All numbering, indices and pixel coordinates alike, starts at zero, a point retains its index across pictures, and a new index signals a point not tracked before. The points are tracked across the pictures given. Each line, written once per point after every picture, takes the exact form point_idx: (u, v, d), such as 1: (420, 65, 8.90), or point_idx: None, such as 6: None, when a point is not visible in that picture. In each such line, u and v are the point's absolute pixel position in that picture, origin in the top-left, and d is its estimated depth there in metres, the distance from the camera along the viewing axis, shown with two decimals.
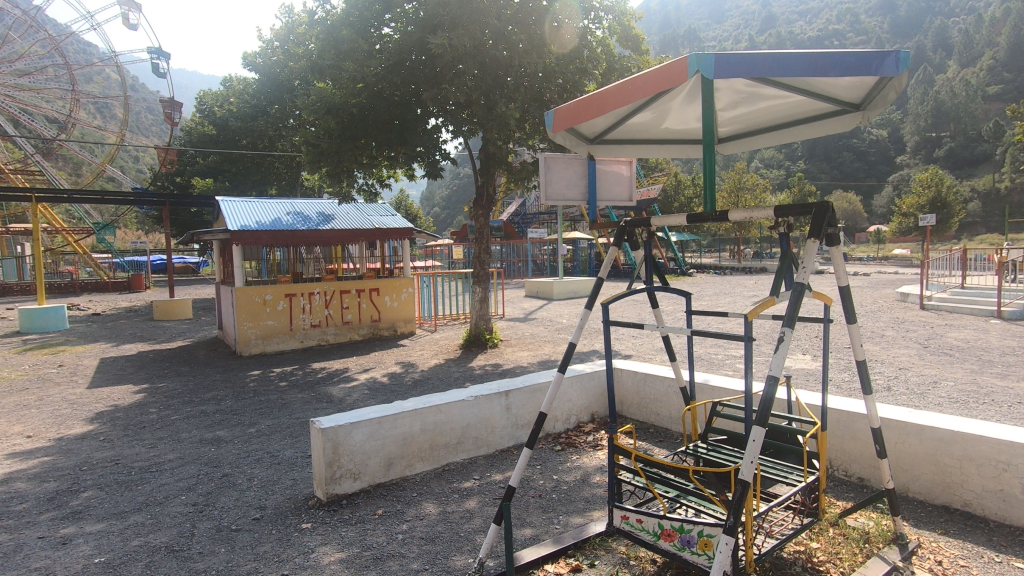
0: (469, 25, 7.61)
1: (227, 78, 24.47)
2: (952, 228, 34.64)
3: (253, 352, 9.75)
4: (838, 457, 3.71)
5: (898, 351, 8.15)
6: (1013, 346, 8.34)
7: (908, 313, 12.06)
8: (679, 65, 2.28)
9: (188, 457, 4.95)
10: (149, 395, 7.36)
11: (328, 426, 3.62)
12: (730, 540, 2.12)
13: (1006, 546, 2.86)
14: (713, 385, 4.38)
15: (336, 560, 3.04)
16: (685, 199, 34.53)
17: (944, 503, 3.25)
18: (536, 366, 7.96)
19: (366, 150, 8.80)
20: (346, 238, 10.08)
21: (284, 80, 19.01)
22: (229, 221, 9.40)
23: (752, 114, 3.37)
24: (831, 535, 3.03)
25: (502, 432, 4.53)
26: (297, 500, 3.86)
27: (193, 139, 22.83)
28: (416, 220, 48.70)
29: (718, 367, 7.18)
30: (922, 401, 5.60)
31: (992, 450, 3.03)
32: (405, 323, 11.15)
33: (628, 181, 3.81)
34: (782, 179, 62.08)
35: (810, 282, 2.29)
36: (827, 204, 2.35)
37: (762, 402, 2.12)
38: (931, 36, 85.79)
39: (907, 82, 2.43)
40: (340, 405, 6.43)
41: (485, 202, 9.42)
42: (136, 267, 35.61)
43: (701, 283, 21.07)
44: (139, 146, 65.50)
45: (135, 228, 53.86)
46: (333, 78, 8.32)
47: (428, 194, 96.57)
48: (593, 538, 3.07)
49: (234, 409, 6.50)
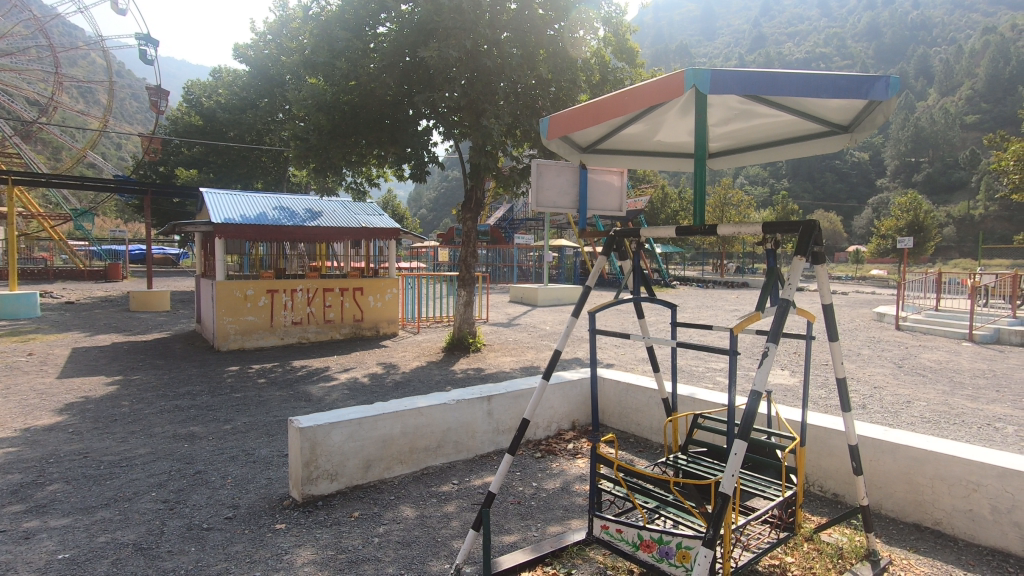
0: (464, 33, 7.59)
1: (216, 69, 24.14)
2: (928, 252, 35.47)
3: (232, 347, 9.60)
4: (814, 472, 3.76)
5: (873, 370, 8.31)
6: (983, 369, 8.56)
7: (884, 333, 12.32)
8: (673, 80, 2.29)
9: (159, 452, 4.84)
10: (121, 388, 7.20)
11: (306, 425, 3.57)
12: (709, 552, 2.14)
13: (974, 565, 2.91)
14: (695, 398, 4.41)
15: (310, 561, 3.00)
16: (672, 212, 34.78)
17: (916, 521, 3.30)
18: (518, 372, 7.98)
19: (355, 148, 8.76)
20: (331, 235, 9.98)
21: (275, 74, 18.89)
22: (213, 214, 9.29)
23: (744, 131, 3.41)
24: (805, 549, 3.06)
25: (482, 438, 4.49)
26: (272, 499, 3.80)
27: (179, 129, 22.54)
28: (402, 221, 48.57)
29: (699, 379, 7.26)
30: (895, 419, 5.73)
31: (963, 470, 3.09)
32: (388, 324, 11.07)
33: (618, 191, 3.77)
34: (767, 196, 63.03)
35: (795, 298, 2.30)
36: (814, 222, 2.39)
37: (745, 417, 2.14)
38: (913, 64, 88.02)
39: (895, 107, 2.48)
40: (318, 404, 6.35)
41: (473, 206, 9.40)
42: (114, 256, 34.80)
43: (684, 296, 21.25)
44: (123, 133, 64.51)
45: (114, 217, 53.17)
46: (326, 75, 8.35)
47: (415, 194, 96.31)
48: (571, 546, 3.05)
49: (210, 405, 6.37)
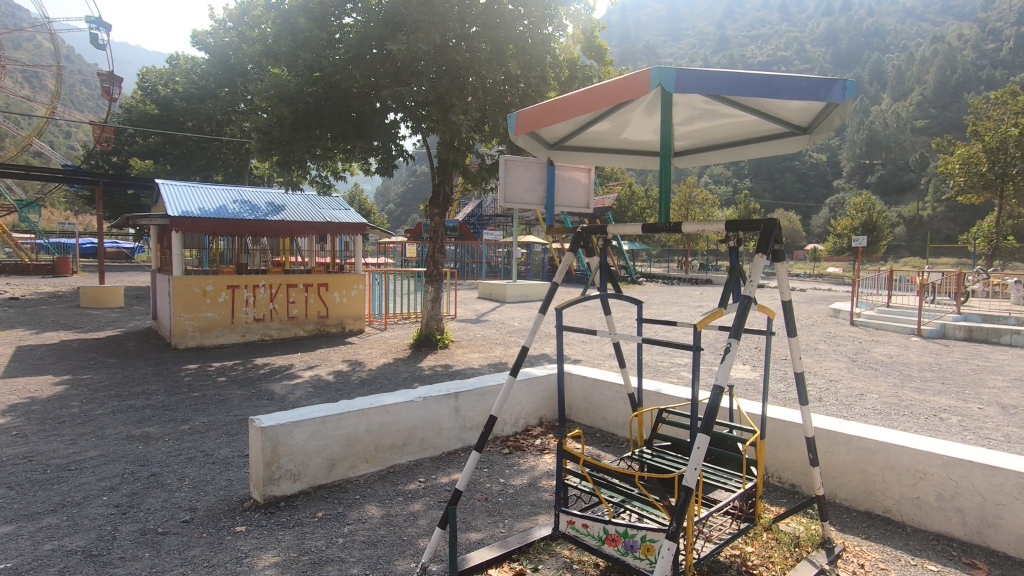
0: (432, 26, 7.48)
1: (173, 55, 23.20)
2: (880, 251, 36.94)
3: (190, 344, 9.27)
4: (772, 464, 3.88)
5: (829, 364, 8.62)
6: (930, 363, 8.98)
7: (839, 328, 12.79)
8: (640, 77, 2.30)
9: (112, 454, 4.63)
10: (70, 387, 6.88)
11: (267, 425, 3.48)
12: (672, 545, 2.18)
13: (920, 549, 3.05)
14: (660, 392, 4.48)
15: (271, 564, 2.92)
16: (639, 209, 35.27)
17: (868, 509, 3.43)
18: (486, 368, 7.98)
19: (320, 141, 8.56)
20: (295, 229, 9.73)
21: (236, 63, 18.28)
22: (169, 207, 8.93)
23: (709, 130, 3.47)
24: (764, 539, 3.14)
25: (449, 435, 4.46)
26: (231, 501, 3.69)
27: (133, 117, 21.63)
28: (369, 216, 47.88)
29: (664, 374, 7.41)
30: (849, 412, 5.96)
31: (911, 460, 3.22)
32: (354, 321, 10.88)
33: (585, 189, 3.91)
34: (729, 196, 64.60)
35: (756, 295, 2.36)
36: (774, 220, 2.44)
37: (707, 410, 2.18)
38: (868, 69, 91.40)
39: (852, 110, 2.56)
40: (281, 403, 6.21)
41: (441, 201, 9.31)
42: (62, 250, 33.20)
43: (649, 293, 21.60)
44: (72, 121, 61.47)
45: (63, 209, 50.79)
46: (288, 65, 8.15)
47: (382, 189, 95.02)
48: (537, 542, 3.07)
49: (166, 404, 6.16)
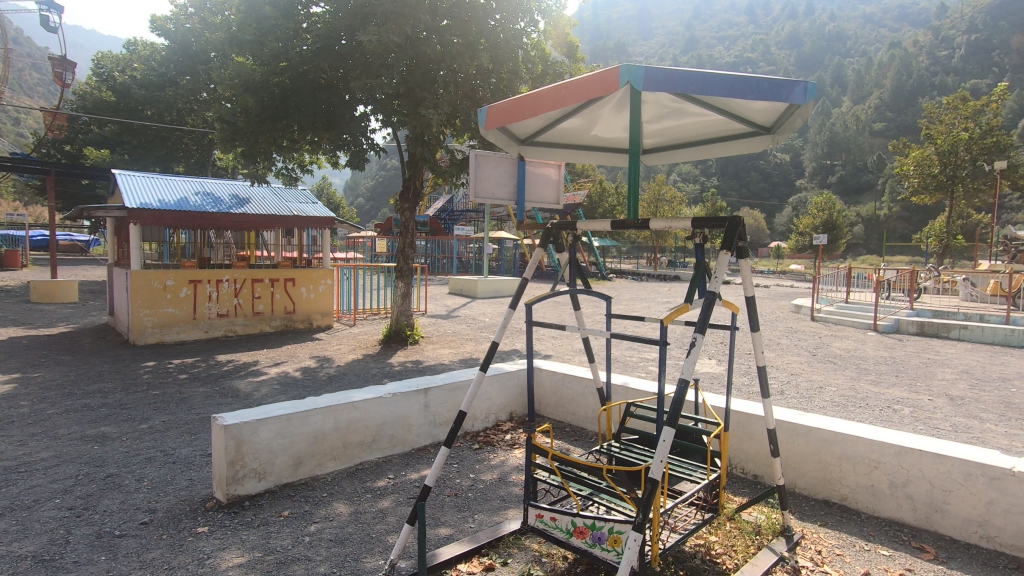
0: (403, 19, 7.40)
1: (131, 41, 22.28)
2: (839, 249, 38.22)
3: (149, 341, 8.97)
4: (735, 455, 3.98)
5: (790, 358, 8.89)
6: (885, 357, 9.36)
7: (800, 323, 13.21)
8: (609, 75, 2.32)
9: (65, 456, 4.45)
10: (19, 386, 6.57)
11: (231, 422, 3.40)
12: (638, 536, 2.22)
13: (874, 535, 3.18)
14: (629, 387, 4.54)
15: (236, 565, 2.86)
16: (609, 206, 35.53)
17: (825, 498, 3.56)
18: (457, 364, 7.95)
19: (287, 133, 8.37)
20: (261, 223, 9.53)
21: (198, 50, 17.69)
22: (126, 198, 8.60)
23: (675, 129, 3.53)
24: (728, 528, 3.23)
25: (419, 431, 4.44)
26: (193, 501, 3.59)
27: (87, 104, 20.71)
28: (338, 210, 47.07)
29: (632, 369, 7.52)
30: (809, 404, 6.16)
31: (866, 450, 3.35)
32: (322, 316, 10.70)
33: (555, 184, 3.81)
34: (697, 193, 65.79)
35: (721, 291, 2.41)
36: (738, 218, 2.50)
37: (673, 404, 2.22)
38: (830, 73, 94.37)
39: (812, 111, 2.64)
40: (246, 400, 6.07)
41: (411, 195, 9.21)
42: (9, 242, 31.53)
43: (619, 289, 21.80)
44: (20, 106, 58.39)
45: (10, 200, 48.36)
46: (253, 54, 7.95)
47: (352, 182, 93.71)
48: (506, 536, 3.08)
49: (124, 403, 5.94)
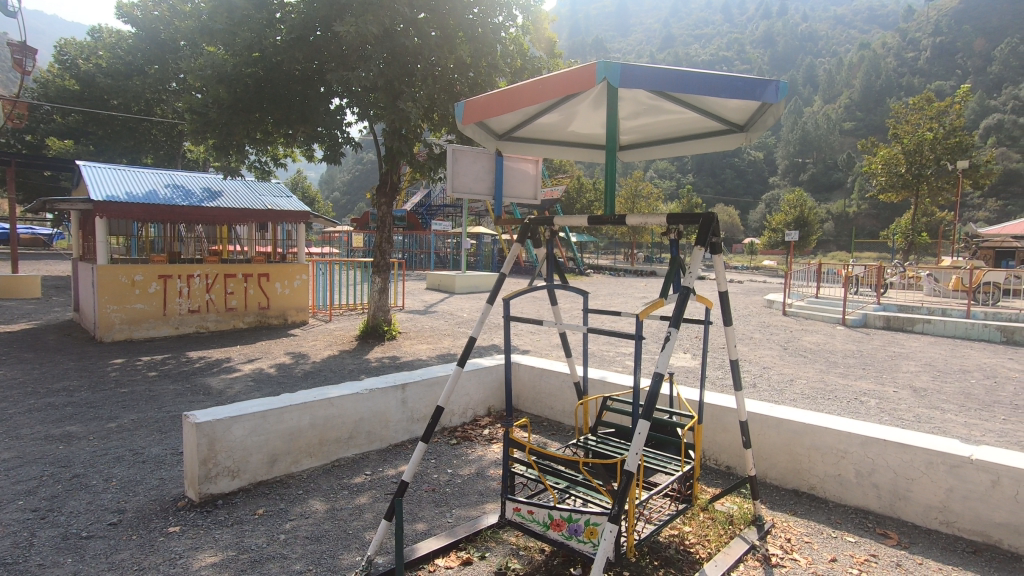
0: (380, 11, 7.31)
1: (95, 28, 21.51)
2: (810, 245, 39.14)
3: (116, 338, 8.73)
4: (709, 447, 4.06)
5: (763, 352, 9.10)
6: (853, 350, 9.63)
7: (772, 318, 13.51)
8: (586, 70, 2.32)
9: (28, 456, 4.31)
10: None
11: (203, 420, 3.33)
12: (613, 527, 2.26)
13: (840, 522, 3.28)
14: (606, 381, 4.60)
15: (208, 564, 2.82)
16: (587, 202, 35.74)
17: (795, 487, 3.66)
18: (434, 359, 7.94)
19: (260, 125, 8.20)
20: (233, 217, 9.33)
21: (166, 39, 17.19)
22: (92, 191, 8.33)
23: (652, 126, 3.56)
24: (701, 519, 3.30)
25: (396, 427, 4.42)
26: (164, 501, 3.52)
27: (49, 93, 19.93)
28: (313, 204, 46.38)
29: (609, 363, 7.60)
30: (780, 396, 6.32)
31: (834, 441, 3.45)
32: (297, 312, 10.54)
33: (533, 180, 3.83)
34: (674, 190, 66.50)
35: (695, 286, 2.45)
36: (713, 214, 2.53)
37: (648, 397, 2.25)
38: (802, 73, 96.30)
39: (783, 109, 2.69)
40: (219, 397, 5.96)
41: (388, 190, 9.12)
42: None
43: (595, 284, 21.97)
44: None
45: None
46: (225, 44, 7.75)
47: (328, 177, 92.31)
48: (484, 530, 3.10)
49: (91, 402, 5.78)
